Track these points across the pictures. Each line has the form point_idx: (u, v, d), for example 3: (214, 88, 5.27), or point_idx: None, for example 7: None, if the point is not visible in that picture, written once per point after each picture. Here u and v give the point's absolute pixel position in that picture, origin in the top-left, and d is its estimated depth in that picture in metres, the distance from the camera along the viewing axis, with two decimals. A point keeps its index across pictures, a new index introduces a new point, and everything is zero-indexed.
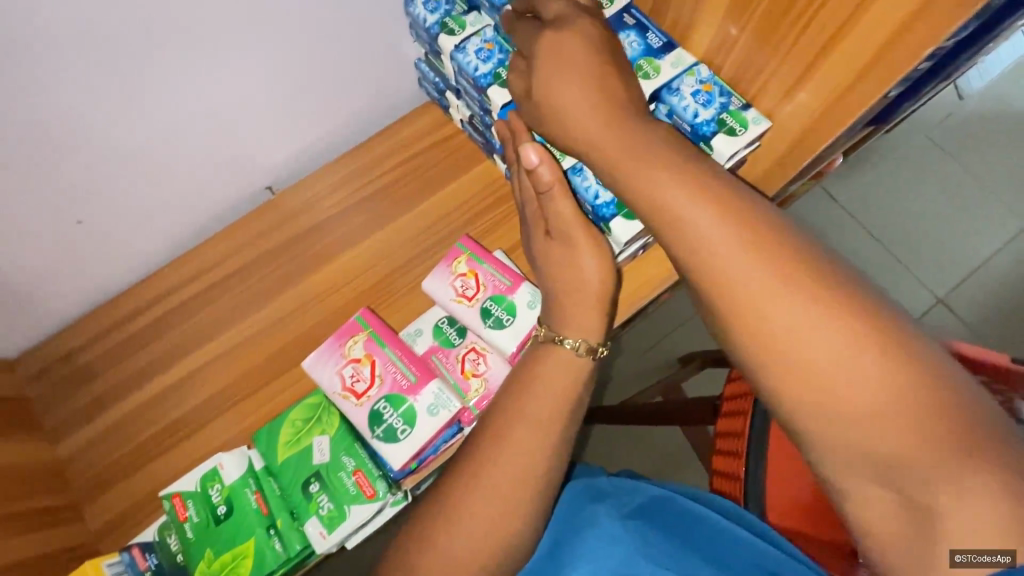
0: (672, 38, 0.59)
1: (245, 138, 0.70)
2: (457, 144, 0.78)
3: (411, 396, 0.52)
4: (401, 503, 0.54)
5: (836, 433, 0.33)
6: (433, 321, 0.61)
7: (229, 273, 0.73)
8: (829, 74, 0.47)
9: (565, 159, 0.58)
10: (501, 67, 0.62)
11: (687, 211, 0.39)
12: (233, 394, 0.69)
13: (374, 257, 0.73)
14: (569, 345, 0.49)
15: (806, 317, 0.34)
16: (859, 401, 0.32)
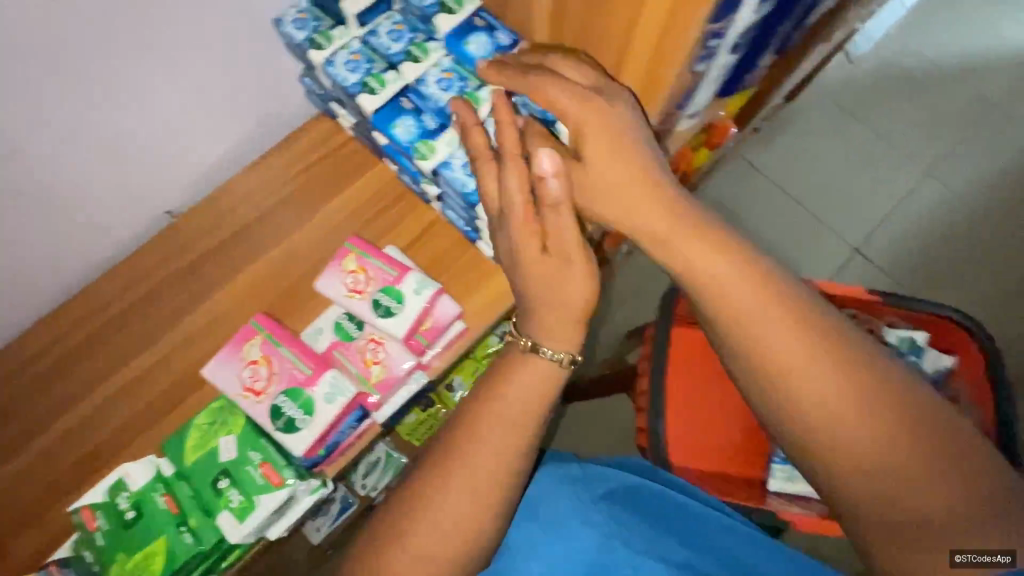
0: (520, 34, 0.65)
1: (136, 168, 0.72)
2: (352, 150, 0.82)
3: (308, 387, 0.56)
4: (320, 492, 0.57)
5: (834, 442, 0.41)
6: (333, 318, 0.66)
7: (140, 298, 0.75)
8: (637, 58, 0.54)
9: (434, 157, 0.63)
10: (369, 76, 0.67)
11: (704, 264, 0.48)
12: (155, 412, 0.71)
13: (280, 266, 0.77)
14: (548, 354, 0.52)
15: (808, 350, 0.43)
16: (848, 413, 0.41)
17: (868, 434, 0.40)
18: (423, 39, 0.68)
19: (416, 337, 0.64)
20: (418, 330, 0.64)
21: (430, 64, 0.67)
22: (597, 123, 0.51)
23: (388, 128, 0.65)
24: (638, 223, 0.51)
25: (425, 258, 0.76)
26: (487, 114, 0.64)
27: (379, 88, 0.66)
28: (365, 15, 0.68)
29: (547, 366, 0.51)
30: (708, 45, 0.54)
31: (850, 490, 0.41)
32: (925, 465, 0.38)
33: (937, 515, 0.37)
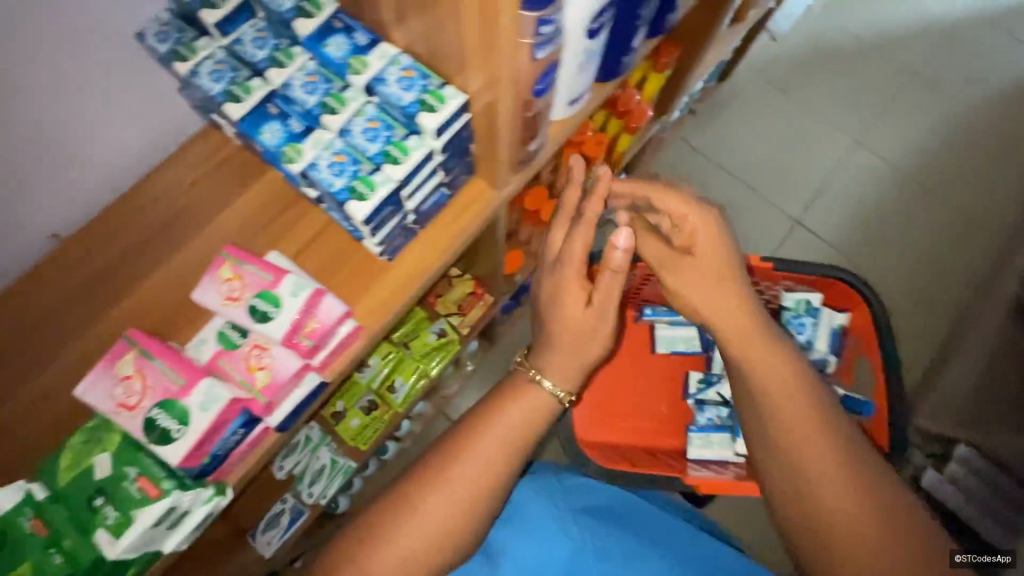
0: (378, 34, 0.66)
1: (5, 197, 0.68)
2: (234, 157, 0.79)
3: (182, 398, 0.57)
4: (215, 500, 0.61)
5: (851, 482, 0.59)
6: (217, 328, 0.66)
7: (19, 334, 0.72)
8: (480, 50, 0.56)
9: (300, 160, 0.64)
10: (232, 84, 0.67)
11: (756, 341, 0.67)
12: (38, 449, 0.68)
13: (167, 287, 0.74)
14: (549, 387, 0.71)
15: (819, 415, 0.63)
16: (855, 460, 0.60)
17: (820, 457, 0.60)
18: (288, 45, 0.68)
19: (297, 339, 0.64)
20: (297, 332, 0.64)
21: (295, 68, 0.67)
22: (701, 233, 0.71)
23: (255, 134, 0.66)
24: (699, 303, 0.70)
25: (317, 264, 0.75)
26: (351, 115, 0.65)
27: (243, 96, 0.66)
28: (225, 25, 0.68)
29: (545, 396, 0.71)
30: (549, 35, 0.57)
31: (850, 521, 0.57)
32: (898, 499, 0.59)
33: (914, 534, 0.57)
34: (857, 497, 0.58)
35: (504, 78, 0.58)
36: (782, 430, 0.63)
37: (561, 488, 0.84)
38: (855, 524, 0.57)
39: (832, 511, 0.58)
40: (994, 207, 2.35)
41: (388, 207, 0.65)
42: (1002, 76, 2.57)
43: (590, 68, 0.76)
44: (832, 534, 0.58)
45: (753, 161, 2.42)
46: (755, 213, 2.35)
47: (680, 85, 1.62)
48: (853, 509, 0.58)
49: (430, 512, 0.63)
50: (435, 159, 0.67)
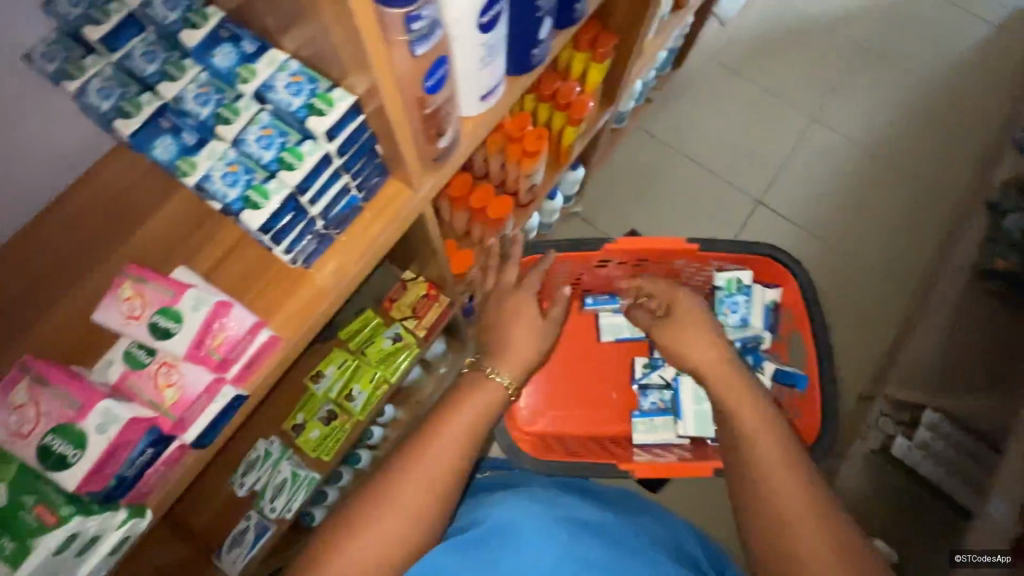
0: (266, 41, 0.66)
1: None
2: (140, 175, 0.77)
3: (77, 422, 0.56)
4: (133, 521, 0.61)
5: (780, 472, 0.68)
6: (122, 349, 0.64)
7: None
8: (355, 54, 0.56)
9: (193, 173, 0.64)
10: (123, 100, 0.66)
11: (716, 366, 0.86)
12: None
13: (78, 316, 0.68)
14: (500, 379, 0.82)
15: (763, 419, 0.75)
16: (786, 455, 0.71)
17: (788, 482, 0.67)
18: (178, 57, 0.67)
19: (203, 352, 0.63)
20: (201, 345, 0.63)
21: (187, 80, 0.66)
22: (688, 310, 1.00)
23: (147, 149, 0.65)
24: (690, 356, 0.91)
25: (232, 278, 0.73)
26: (246, 123, 0.64)
27: (133, 111, 0.65)
28: (111, 40, 0.66)
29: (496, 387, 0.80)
30: (427, 32, 0.56)
31: (776, 500, 0.66)
32: (820, 491, 0.67)
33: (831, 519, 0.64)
34: (823, 519, 0.64)
35: (387, 78, 0.58)
36: (756, 454, 0.71)
37: (554, 501, 0.85)
38: (780, 504, 0.66)
39: (799, 527, 0.64)
40: (950, 174, 2.40)
41: (286, 213, 0.65)
42: (947, 45, 2.63)
43: (495, 62, 0.76)
44: (798, 550, 0.63)
45: (712, 145, 2.43)
46: (718, 197, 2.35)
47: (622, 74, 1.63)
48: (780, 492, 0.66)
49: (388, 527, 0.66)
50: (334, 163, 0.67)
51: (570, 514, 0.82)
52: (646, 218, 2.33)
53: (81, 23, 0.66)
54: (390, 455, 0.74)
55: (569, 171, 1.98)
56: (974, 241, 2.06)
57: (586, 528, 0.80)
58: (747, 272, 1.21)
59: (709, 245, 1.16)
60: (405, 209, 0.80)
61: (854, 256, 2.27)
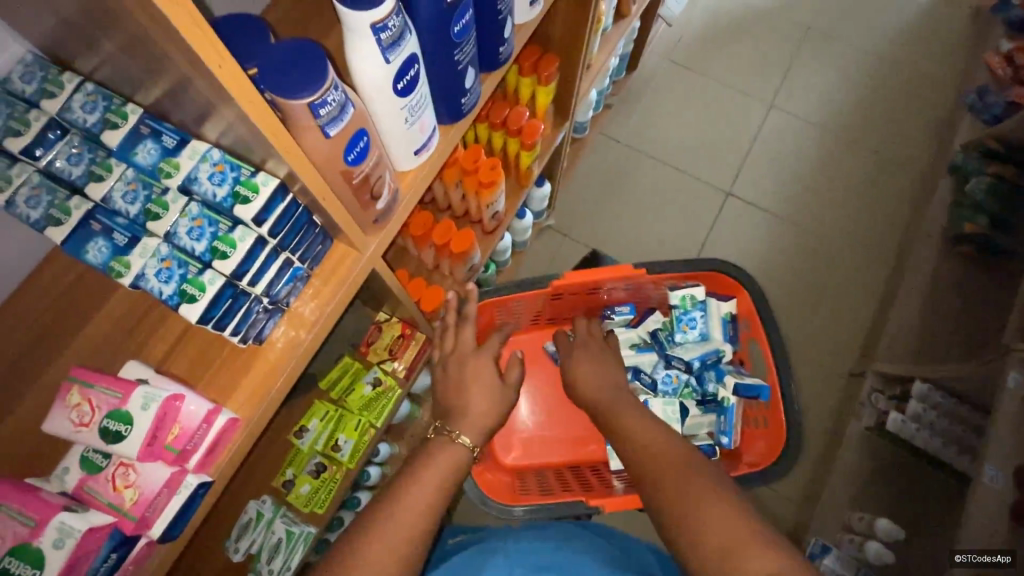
0: (187, 132, 0.66)
1: None
2: (81, 274, 0.76)
3: (33, 541, 0.56)
4: None
5: (638, 440, 0.85)
6: (79, 454, 0.64)
7: None
8: (267, 146, 0.57)
9: (128, 271, 0.64)
10: (52, 208, 0.66)
11: (597, 393, 1.04)
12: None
13: (33, 422, 0.68)
14: (467, 444, 0.89)
15: (629, 413, 0.93)
16: (642, 429, 0.87)
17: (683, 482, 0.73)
18: (104, 156, 0.68)
19: (156, 449, 0.64)
20: (154, 443, 0.63)
21: (113, 180, 0.66)
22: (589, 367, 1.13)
23: (80, 253, 0.65)
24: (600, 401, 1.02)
25: (187, 364, 0.74)
26: (176, 217, 0.65)
27: (63, 218, 0.66)
28: (33, 148, 0.67)
29: (463, 449, 0.87)
30: (338, 114, 0.58)
31: (637, 460, 0.82)
32: (667, 443, 0.82)
33: (671, 457, 0.78)
34: (675, 466, 0.76)
35: (296, 163, 0.58)
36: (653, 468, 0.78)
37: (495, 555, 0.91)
38: (639, 462, 0.81)
39: (698, 515, 0.67)
40: (911, 144, 2.43)
41: (225, 301, 0.66)
42: (892, 18, 2.67)
43: (421, 119, 0.77)
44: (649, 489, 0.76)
45: (674, 143, 2.45)
46: (685, 194, 2.37)
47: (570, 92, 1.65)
48: (638, 454, 0.83)
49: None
50: (269, 245, 0.68)
51: (530, 559, 0.87)
52: (621, 223, 2.34)
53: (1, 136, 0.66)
54: (360, 522, 0.73)
55: (534, 188, 1.98)
56: (941, 208, 2.09)
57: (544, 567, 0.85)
58: (701, 288, 1.22)
59: (657, 267, 1.17)
60: (353, 271, 0.80)
61: (828, 237, 2.28)
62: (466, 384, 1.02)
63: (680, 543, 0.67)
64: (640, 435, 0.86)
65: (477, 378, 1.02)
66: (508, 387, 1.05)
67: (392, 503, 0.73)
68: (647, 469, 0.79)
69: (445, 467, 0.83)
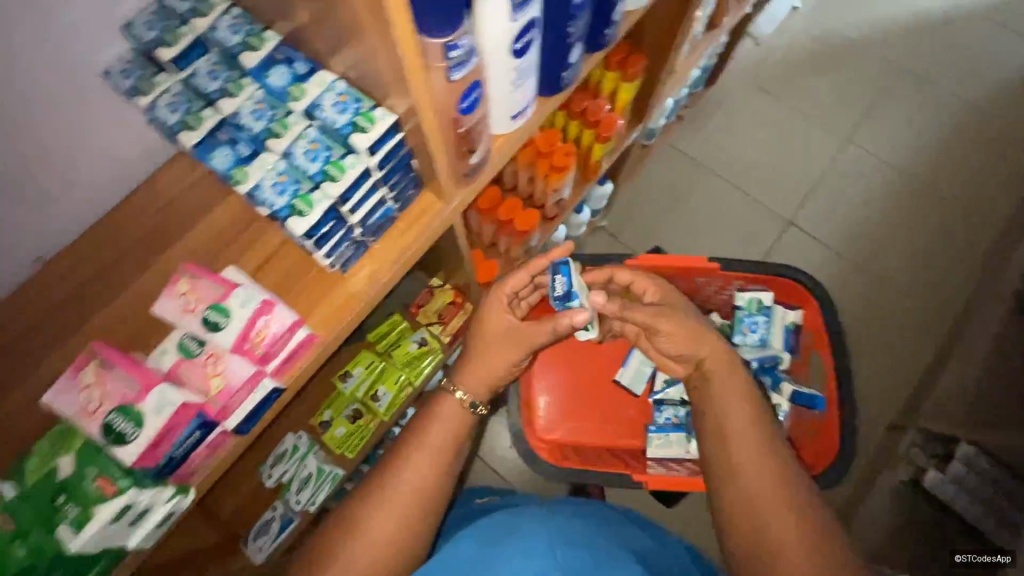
0: (317, 63, 0.72)
1: (8, 212, 0.77)
2: (204, 187, 0.87)
3: (138, 403, 0.62)
4: (176, 499, 0.66)
5: (731, 401, 0.85)
6: (176, 339, 0.70)
7: (20, 342, 0.78)
8: (395, 81, 0.62)
9: (245, 180, 0.70)
10: (187, 114, 0.73)
11: (652, 318, 0.99)
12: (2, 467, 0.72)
13: (142, 298, 0.80)
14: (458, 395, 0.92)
15: (727, 364, 0.91)
16: (737, 391, 0.87)
17: (762, 486, 0.75)
18: (238, 76, 0.74)
19: (247, 346, 0.69)
20: (247, 339, 0.69)
21: (243, 98, 0.73)
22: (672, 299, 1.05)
23: (207, 160, 0.71)
24: (678, 334, 0.97)
25: (274, 278, 0.80)
26: (294, 138, 0.70)
27: (196, 124, 0.72)
28: (181, 59, 0.74)
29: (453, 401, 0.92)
30: (466, 59, 0.62)
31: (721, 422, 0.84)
32: (758, 423, 0.83)
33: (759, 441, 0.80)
34: (765, 455, 0.78)
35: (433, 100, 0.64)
36: (730, 452, 0.79)
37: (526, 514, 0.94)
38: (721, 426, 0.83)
39: (775, 537, 0.71)
40: (996, 201, 2.31)
41: (329, 223, 0.71)
42: (1000, 70, 2.55)
43: (526, 85, 0.80)
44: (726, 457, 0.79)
45: (744, 163, 2.42)
46: (746, 215, 2.34)
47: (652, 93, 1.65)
48: (726, 417, 0.84)
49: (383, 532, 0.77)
50: (373, 177, 0.72)
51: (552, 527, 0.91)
52: (677, 235, 2.33)
53: (155, 45, 0.73)
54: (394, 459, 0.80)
55: (597, 185, 1.99)
56: None
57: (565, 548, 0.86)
58: (768, 293, 1.20)
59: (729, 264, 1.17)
60: (434, 222, 0.84)
61: (896, 281, 2.18)
62: (480, 323, 1.00)
63: (743, 531, 0.73)
64: (728, 403, 0.85)
65: (489, 321, 0.99)
66: (512, 324, 0.98)
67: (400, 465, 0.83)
68: (729, 438, 0.81)
69: (450, 424, 0.89)
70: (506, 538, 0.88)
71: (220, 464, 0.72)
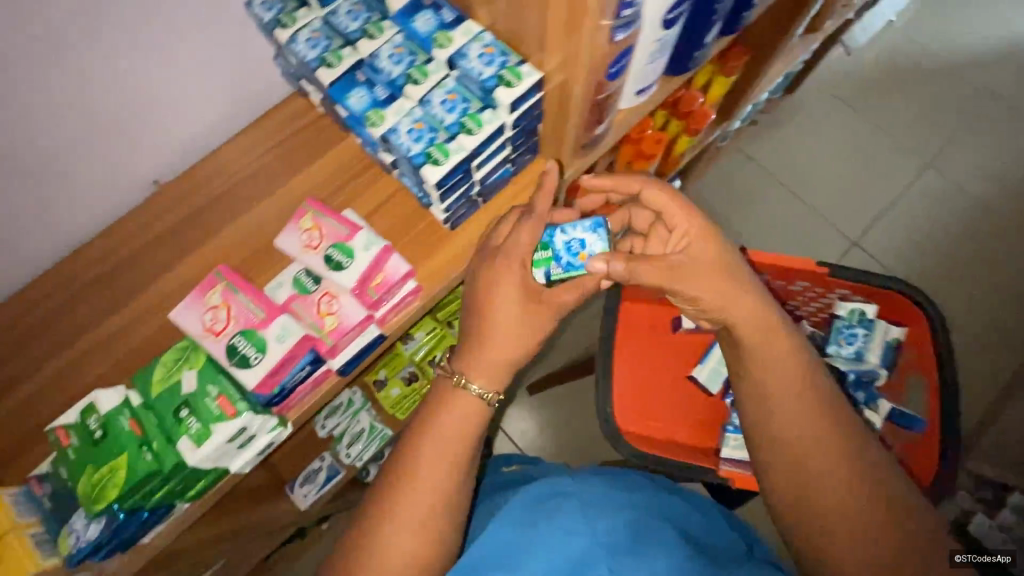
0: (464, 12, 0.70)
1: (136, 132, 0.78)
2: (320, 127, 0.87)
3: (262, 329, 0.63)
4: (278, 430, 0.67)
5: (787, 411, 0.70)
6: (293, 273, 0.71)
7: (137, 257, 0.81)
8: (555, 38, 0.61)
9: (380, 124, 0.69)
10: (327, 51, 0.72)
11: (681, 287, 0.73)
12: (118, 371, 0.76)
13: (253, 229, 0.82)
14: (476, 391, 0.70)
15: (774, 349, 0.73)
16: (786, 393, 0.70)
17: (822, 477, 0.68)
18: (379, 18, 0.73)
19: (364, 289, 0.69)
20: (365, 282, 0.69)
21: (383, 41, 0.72)
22: (711, 256, 0.73)
23: (342, 100, 0.71)
24: (710, 302, 0.73)
25: (383, 225, 0.80)
26: (432, 86, 0.70)
27: (336, 62, 0.71)
28: None
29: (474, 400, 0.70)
30: (629, 19, 0.60)
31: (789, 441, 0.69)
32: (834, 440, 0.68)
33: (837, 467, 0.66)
34: (850, 487, 0.65)
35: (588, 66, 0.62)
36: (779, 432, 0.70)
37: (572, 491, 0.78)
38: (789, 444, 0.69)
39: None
40: None
41: (457, 176, 0.70)
42: None
43: (660, 63, 0.78)
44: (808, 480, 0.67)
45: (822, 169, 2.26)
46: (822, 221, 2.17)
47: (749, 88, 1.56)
48: (790, 436, 0.69)
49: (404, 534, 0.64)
50: (505, 135, 0.70)
51: (608, 513, 0.74)
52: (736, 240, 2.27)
53: None
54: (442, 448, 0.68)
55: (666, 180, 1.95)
56: None
57: (609, 550, 0.70)
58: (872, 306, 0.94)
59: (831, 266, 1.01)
60: None
61: (970, 319, 2.03)
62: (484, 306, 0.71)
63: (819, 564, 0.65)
64: (786, 404, 0.70)
65: (500, 303, 0.70)
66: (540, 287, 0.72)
67: (414, 468, 0.67)
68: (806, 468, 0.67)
69: (464, 422, 0.70)
70: (536, 521, 0.73)
71: (316, 404, 0.72)
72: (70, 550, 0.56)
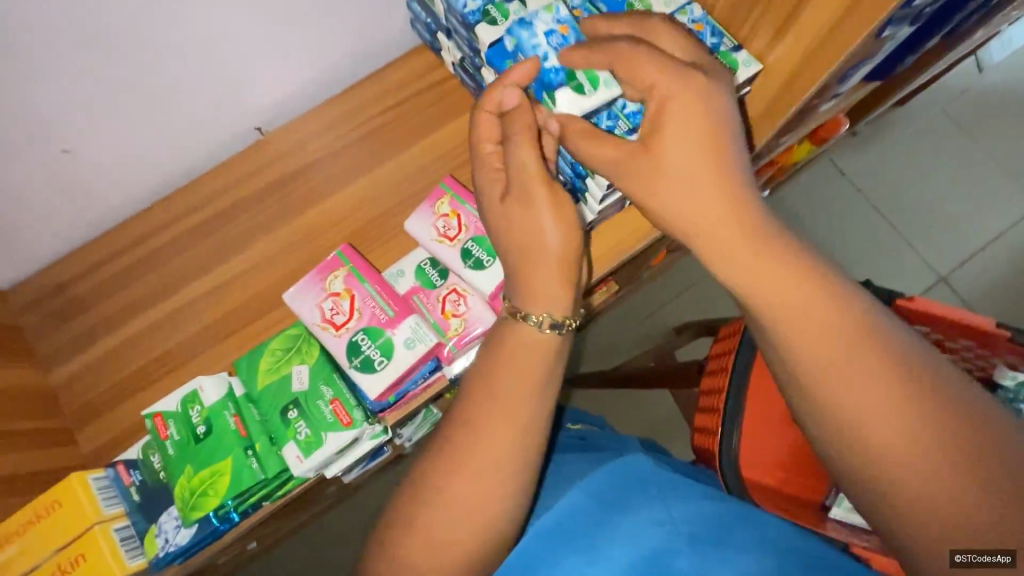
0: None
1: (252, 76, 0.68)
2: (449, 89, 0.76)
3: (389, 329, 0.55)
4: (380, 438, 0.57)
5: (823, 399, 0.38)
6: (416, 261, 0.61)
7: (233, 210, 0.72)
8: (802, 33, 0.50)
9: None
10: (490, 4, 0.58)
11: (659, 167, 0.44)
12: (208, 337, 0.68)
13: (364, 199, 0.72)
14: (532, 321, 0.46)
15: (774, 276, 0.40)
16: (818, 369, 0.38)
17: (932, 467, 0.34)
18: None
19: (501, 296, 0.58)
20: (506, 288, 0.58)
21: None
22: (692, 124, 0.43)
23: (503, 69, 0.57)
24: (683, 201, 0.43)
25: None
26: None
27: (501, 19, 0.57)
28: None
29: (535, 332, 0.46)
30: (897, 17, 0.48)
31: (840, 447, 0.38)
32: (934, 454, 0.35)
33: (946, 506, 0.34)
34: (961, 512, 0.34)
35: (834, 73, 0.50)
36: (821, 405, 0.38)
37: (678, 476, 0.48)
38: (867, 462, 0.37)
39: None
40: None
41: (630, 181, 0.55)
42: None
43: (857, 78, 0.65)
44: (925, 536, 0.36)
45: (960, 166, 1.37)
46: (927, 245, 1.33)
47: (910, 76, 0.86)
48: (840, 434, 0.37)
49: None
50: None
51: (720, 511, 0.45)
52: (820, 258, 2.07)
53: None
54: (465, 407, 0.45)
55: None
56: None
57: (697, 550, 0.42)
58: None
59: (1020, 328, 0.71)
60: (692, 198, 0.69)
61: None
62: (534, 217, 0.48)
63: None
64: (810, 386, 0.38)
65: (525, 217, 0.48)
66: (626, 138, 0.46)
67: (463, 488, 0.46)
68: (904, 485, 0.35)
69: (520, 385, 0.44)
70: (619, 508, 0.45)
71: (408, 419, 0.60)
72: (157, 553, 0.54)
